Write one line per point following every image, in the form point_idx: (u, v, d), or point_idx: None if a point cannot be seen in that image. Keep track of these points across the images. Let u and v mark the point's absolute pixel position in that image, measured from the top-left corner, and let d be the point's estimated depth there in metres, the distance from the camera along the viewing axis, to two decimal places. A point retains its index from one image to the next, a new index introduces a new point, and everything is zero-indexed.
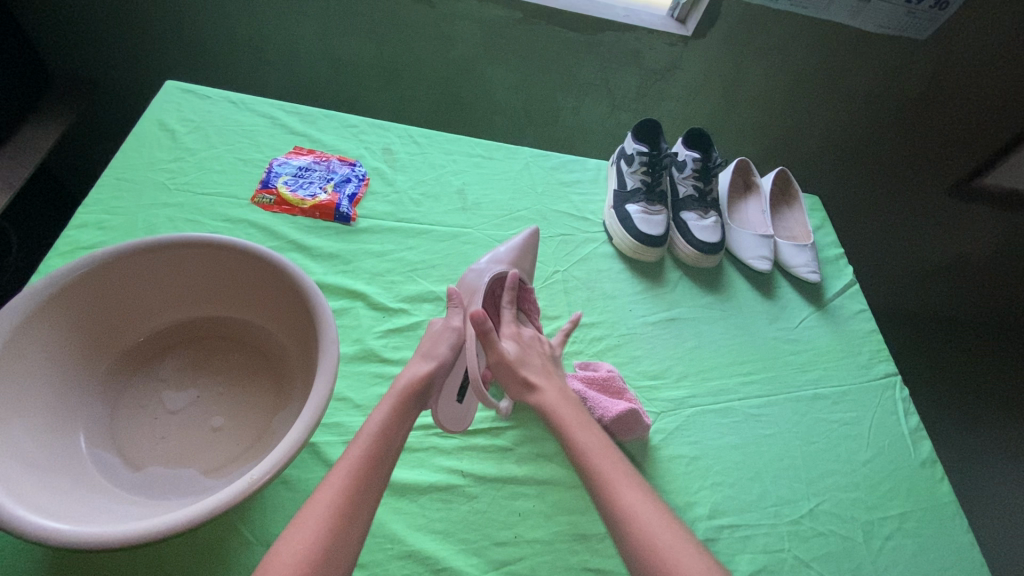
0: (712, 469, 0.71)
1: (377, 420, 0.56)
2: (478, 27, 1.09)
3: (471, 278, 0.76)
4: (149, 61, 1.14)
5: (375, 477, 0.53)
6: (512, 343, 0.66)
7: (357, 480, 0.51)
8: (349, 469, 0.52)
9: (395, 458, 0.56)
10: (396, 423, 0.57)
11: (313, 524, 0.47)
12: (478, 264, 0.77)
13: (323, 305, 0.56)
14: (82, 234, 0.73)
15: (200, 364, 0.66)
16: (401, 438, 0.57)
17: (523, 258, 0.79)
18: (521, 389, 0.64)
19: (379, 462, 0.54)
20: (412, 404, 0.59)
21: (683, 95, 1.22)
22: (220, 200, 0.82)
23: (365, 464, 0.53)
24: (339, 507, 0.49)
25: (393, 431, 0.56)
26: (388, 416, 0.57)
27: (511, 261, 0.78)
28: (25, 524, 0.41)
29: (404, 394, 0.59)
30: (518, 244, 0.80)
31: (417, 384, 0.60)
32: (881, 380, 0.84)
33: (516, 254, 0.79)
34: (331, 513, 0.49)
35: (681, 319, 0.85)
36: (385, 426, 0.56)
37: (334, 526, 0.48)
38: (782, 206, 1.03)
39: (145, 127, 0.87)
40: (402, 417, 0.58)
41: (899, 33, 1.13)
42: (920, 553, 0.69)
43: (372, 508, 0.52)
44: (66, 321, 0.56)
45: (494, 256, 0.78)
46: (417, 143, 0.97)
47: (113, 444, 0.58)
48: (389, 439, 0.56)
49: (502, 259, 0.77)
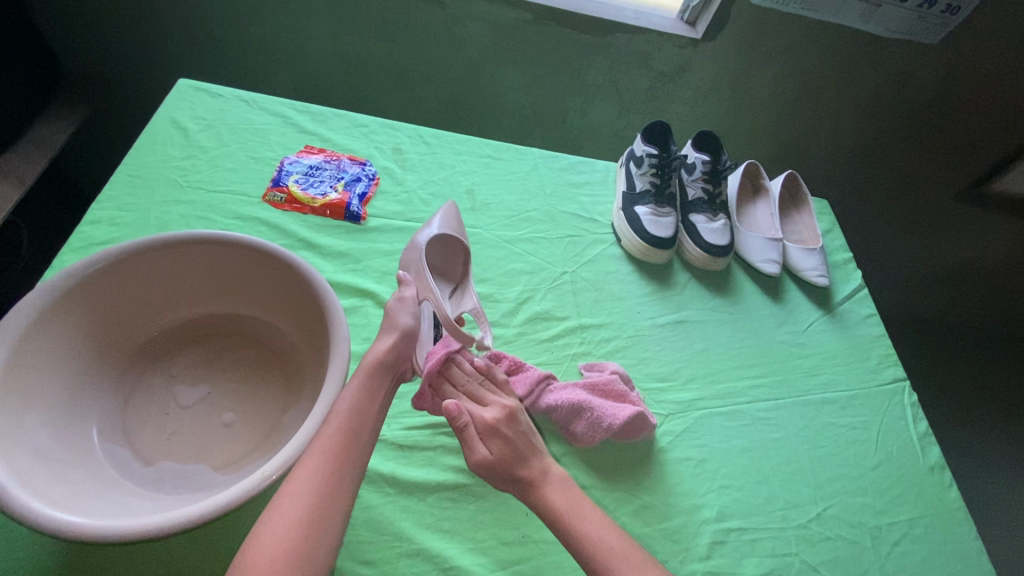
0: (719, 472, 0.70)
1: (347, 400, 0.56)
2: (489, 27, 1.10)
3: (411, 249, 0.74)
4: (164, 61, 1.15)
5: (353, 459, 0.53)
6: (487, 436, 0.60)
7: (336, 458, 0.52)
8: (324, 449, 0.51)
9: (371, 436, 0.56)
10: (366, 400, 0.57)
11: (296, 503, 0.48)
12: (417, 235, 0.75)
13: (334, 303, 0.56)
14: (95, 230, 0.74)
15: (209, 361, 0.66)
16: (374, 417, 0.57)
17: (455, 223, 0.78)
18: (515, 487, 0.59)
19: (357, 442, 0.54)
20: (381, 380, 0.60)
21: (692, 97, 1.22)
22: (231, 197, 0.82)
23: (342, 440, 0.53)
24: (320, 485, 0.50)
25: (364, 408, 0.57)
26: (357, 396, 0.57)
27: (446, 225, 0.76)
28: (42, 518, 0.41)
29: (371, 372, 0.60)
30: (443, 212, 0.78)
31: (384, 360, 0.61)
32: (890, 386, 0.84)
33: (446, 216, 0.78)
34: (312, 493, 0.49)
35: (689, 321, 0.85)
36: (355, 404, 0.56)
37: (317, 508, 0.49)
38: (791, 210, 1.03)
39: (157, 124, 0.87)
40: (370, 395, 0.58)
41: (912, 38, 1.13)
42: (928, 559, 0.69)
43: (355, 484, 0.52)
44: (78, 317, 0.56)
45: (428, 226, 0.76)
46: (427, 143, 0.97)
47: (123, 438, 0.58)
48: (362, 416, 0.56)
49: (437, 224, 0.76)
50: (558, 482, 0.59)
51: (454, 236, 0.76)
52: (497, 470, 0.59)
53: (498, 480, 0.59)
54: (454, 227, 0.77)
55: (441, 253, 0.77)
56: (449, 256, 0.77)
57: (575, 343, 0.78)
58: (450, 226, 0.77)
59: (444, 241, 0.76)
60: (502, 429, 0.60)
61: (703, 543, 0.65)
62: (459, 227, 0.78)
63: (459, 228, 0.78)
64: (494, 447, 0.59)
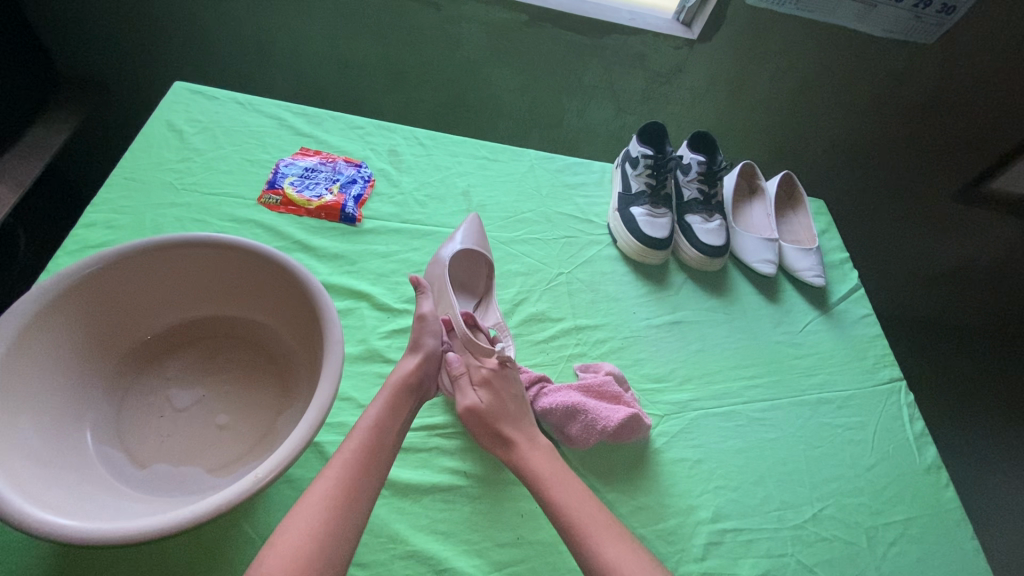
0: (715, 472, 0.70)
1: (370, 417, 0.57)
2: (485, 29, 1.10)
3: (436, 264, 0.76)
4: (160, 64, 1.15)
5: (372, 472, 0.54)
6: (480, 389, 0.64)
7: (354, 473, 0.52)
8: (342, 464, 0.53)
9: (393, 452, 0.57)
10: (388, 418, 0.58)
11: (309, 514, 0.49)
12: (441, 250, 0.77)
13: (327, 303, 0.57)
14: (90, 233, 0.74)
15: (204, 363, 0.66)
16: (397, 434, 0.58)
17: (481, 236, 0.80)
18: (493, 442, 0.62)
19: (377, 456, 0.55)
20: (406, 399, 0.61)
21: (688, 98, 1.22)
22: (226, 200, 0.82)
23: (362, 456, 0.54)
24: (337, 498, 0.50)
25: (385, 424, 0.58)
26: (380, 414, 0.58)
27: (469, 239, 0.78)
28: (34, 521, 0.41)
29: (397, 390, 0.61)
30: (469, 226, 0.80)
31: (409, 381, 0.62)
32: (886, 385, 0.84)
33: (470, 230, 0.79)
34: (328, 504, 0.50)
35: (685, 322, 0.85)
36: (379, 421, 0.57)
37: (331, 518, 0.49)
38: (786, 211, 1.03)
39: (153, 127, 0.88)
40: (394, 412, 0.59)
41: (907, 39, 1.13)
42: (924, 558, 0.69)
43: (373, 496, 0.53)
44: (72, 321, 0.56)
45: (453, 240, 0.78)
46: (423, 145, 0.98)
47: (118, 442, 0.58)
48: (384, 434, 0.57)
49: (461, 239, 0.78)
50: (544, 450, 0.61)
51: (478, 252, 0.78)
52: (476, 423, 0.63)
53: (479, 431, 0.63)
54: (480, 242, 0.79)
55: (464, 267, 0.79)
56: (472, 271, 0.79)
57: (571, 345, 0.78)
58: (473, 242, 0.78)
59: (468, 257, 0.78)
60: (495, 386, 0.64)
61: (699, 544, 0.64)
62: (482, 241, 0.80)
63: (483, 242, 0.80)
64: (482, 399, 0.63)
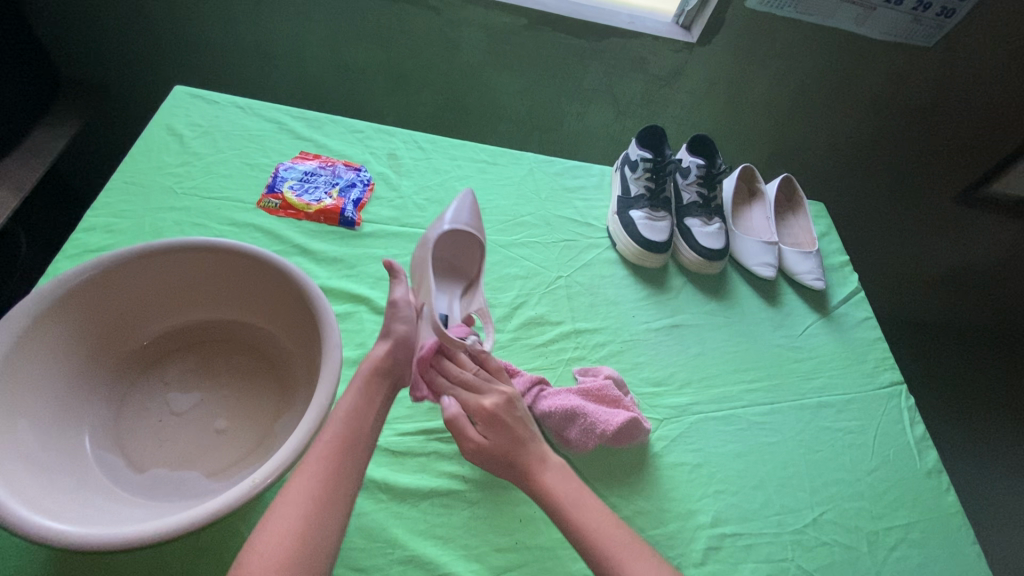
0: (714, 477, 0.70)
1: (344, 408, 0.57)
2: (485, 33, 1.10)
3: (423, 246, 0.74)
4: (161, 68, 1.16)
5: (350, 465, 0.53)
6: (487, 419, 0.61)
7: (333, 466, 0.52)
8: (319, 458, 0.52)
9: (369, 443, 0.57)
10: (363, 409, 0.58)
11: (291, 511, 0.48)
12: (430, 230, 0.75)
13: (327, 308, 0.56)
14: (90, 237, 0.74)
15: (203, 369, 0.66)
16: (372, 423, 0.58)
17: (475, 215, 0.77)
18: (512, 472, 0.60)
19: (354, 448, 0.55)
20: (379, 388, 0.60)
21: (687, 101, 1.22)
22: (226, 204, 0.82)
23: (340, 448, 0.54)
24: (316, 494, 0.50)
25: (361, 417, 0.57)
26: (354, 404, 0.57)
27: (459, 219, 0.75)
28: (30, 527, 0.41)
29: (368, 378, 0.60)
30: (462, 203, 0.77)
31: (381, 368, 0.61)
32: (887, 389, 0.83)
33: (461, 208, 0.76)
34: (310, 500, 0.49)
35: (685, 325, 0.85)
36: (354, 411, 0.57)
37: (313, 514, 0.49)
38: (786, 213, 1.03)
39: (153, 131, 0.88)
40: (368, 402, 0.59)
41: (906, 41, 1.13)
42: (925, 564, 0.68)
43: (353, 489, 0.52)
44: (70, 326, 0.56)
45: (441, 220, 0.75)
46: (423, 149, 0.98)
47: (116, 447, 0.58)
48: (360, 425, 0.56)
49: (450, 219, 0.74)
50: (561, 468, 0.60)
51: (467, 232, 0.74)
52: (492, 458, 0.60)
53: (496, 465, 0.60)
54: (472, 222, 0.76)
55: (455, 247, 0.76)
56: (464, 251, 0.76)
57: (569, 348, 0.78)
58: (464, 221, 0.75)
59: (457, 236, 0.75)
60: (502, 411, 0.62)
61: (699, 549, 0.64)
62: (474, 221, 0.76)
63: (477, 222, 0.76)
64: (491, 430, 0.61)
